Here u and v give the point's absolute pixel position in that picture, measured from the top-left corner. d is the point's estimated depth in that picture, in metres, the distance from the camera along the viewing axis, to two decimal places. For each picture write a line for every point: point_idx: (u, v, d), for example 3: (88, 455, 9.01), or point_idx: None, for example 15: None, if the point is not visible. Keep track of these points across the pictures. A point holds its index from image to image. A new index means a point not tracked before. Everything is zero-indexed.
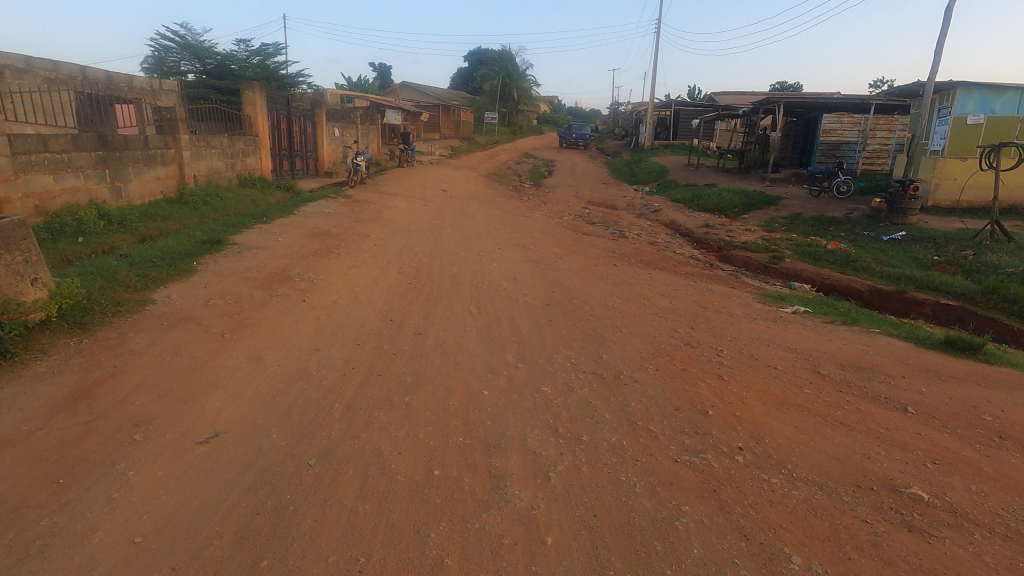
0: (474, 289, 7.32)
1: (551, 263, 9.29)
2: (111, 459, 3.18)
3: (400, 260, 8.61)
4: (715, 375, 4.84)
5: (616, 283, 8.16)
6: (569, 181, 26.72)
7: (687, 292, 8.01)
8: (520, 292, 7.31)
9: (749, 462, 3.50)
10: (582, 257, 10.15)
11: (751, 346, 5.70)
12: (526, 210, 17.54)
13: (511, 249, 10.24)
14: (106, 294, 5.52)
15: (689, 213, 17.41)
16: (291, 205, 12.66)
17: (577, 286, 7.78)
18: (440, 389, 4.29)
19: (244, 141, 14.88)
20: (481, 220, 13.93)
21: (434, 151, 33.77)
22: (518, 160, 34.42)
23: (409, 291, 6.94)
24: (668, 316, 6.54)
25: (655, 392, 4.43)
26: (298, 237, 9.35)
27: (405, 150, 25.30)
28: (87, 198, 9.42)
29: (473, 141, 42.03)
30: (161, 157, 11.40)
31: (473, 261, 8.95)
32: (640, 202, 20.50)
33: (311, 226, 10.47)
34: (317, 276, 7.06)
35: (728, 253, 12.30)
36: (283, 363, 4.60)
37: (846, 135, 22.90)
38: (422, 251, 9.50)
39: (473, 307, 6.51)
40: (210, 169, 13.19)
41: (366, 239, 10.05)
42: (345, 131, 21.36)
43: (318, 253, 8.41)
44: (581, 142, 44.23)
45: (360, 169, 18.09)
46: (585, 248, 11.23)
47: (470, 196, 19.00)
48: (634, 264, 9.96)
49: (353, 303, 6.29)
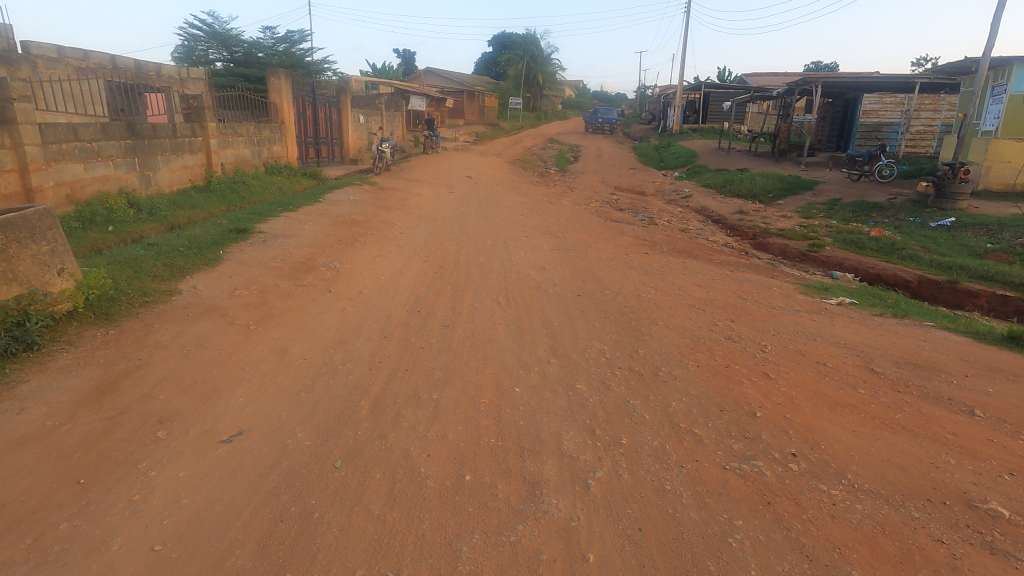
0: (502, 279, 7.11)
1: (580, 251, 9.02)
2: (133, 458, 3.07)
3: (426, 249, 8.45)
4: (761, 373, 4.55)
5: (649, 273, 7.85)
6: (596, 167, 26.20)
7: (724, 282, 7.67)
8: (550, 282, 7.07)
9: (804, 470, 3.24)
10: (611, 245, 9.83)
11: (796, 341, 5.37)
12: (552, 197, 17.20)
13: (539, 237, 10.00)
14: (132, 284, 5.47)
15: (722, 199, 16.87)
16: (317, 193, 12.63)
17: (609, 276, 7.50)
18: (470, 386, 4.10)
19: (270, 129, 14.86)
20: (507, 208, 13.67)
21: (459, 137, 33.51)
22: (543, 146, 33.92)
23: (436, 281, 6.77)
24: (705, 308, 6.24)
25: (697, 391, 4.17)
26: (324, 226, 9.24)
27: (430, 136, 25.17)
28: (117, 186, 9.47)
29: (498, 127, 41.63)
30: (189, 145, 11.42)
31: (501, 250, 8.75)
32: (669, 188, 19.95)
33: (337, 214, 10.36)
34: (342, 265, 6.93)
35: (764, 240, 11.84)
36: (308, 356, 4.47)
37: (888, 116, 21.90)
38: (448, 239, 9.31)
39: (502, 298, 6.31)
40: (237, 157, 13.23)
41: (391, 227, 9.90)
42: (369, 118, 21.25)
43: (344, 242, 8.29)
44: (606, 127, 43.50)
45: (386, 156, 18.00)
46: (615, 236, 10.89)
47: (496, 182, 18.72)
48: (666, 252, 9.63)
49: (379, 293, 6.14)
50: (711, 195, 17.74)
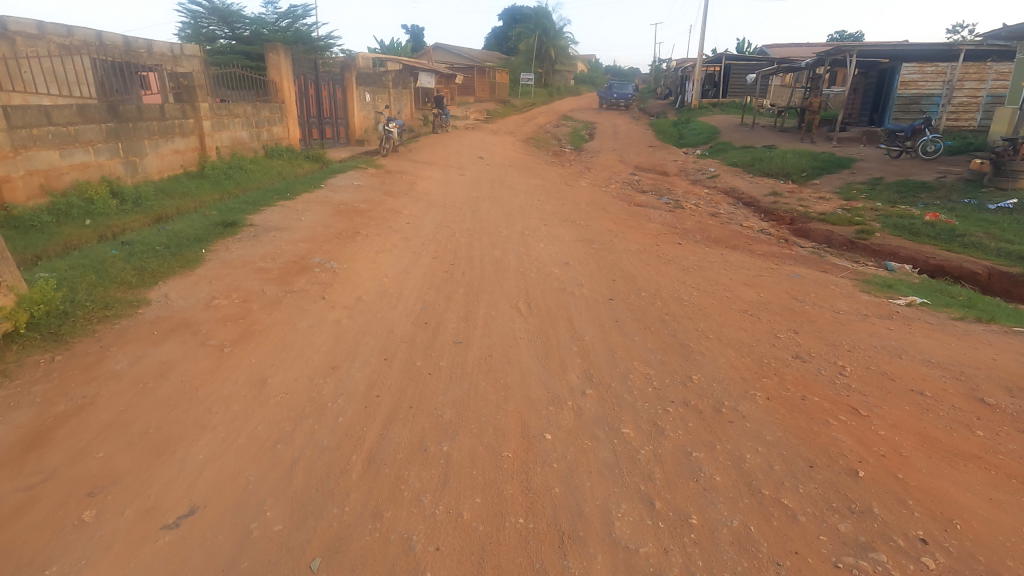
0: (521, 278, 6.25)
1: (607, 242, 8.11)
2: (45, 558, 2.31)
3: (436, 242, 7.60)
4: (848, 409, 3.67)
5: (687, 268, 6.94)
6: (613, 145, 25.04)
7: (773, 279, 6.75)
8: (575, 282, 6.20)
9: (944, 570, 2.40)
10: (639, 233, 8.91)
11: (878, 359, 4.47)
12: (570, 178, 16.19)
13: (558, 226, 9.10)
14: (92, 294, 4.69)
15: (751, 179, 15.76)
16: (318, 178, 11.79)
17: (643, 273, 6.60)
18: (489, 433, 3.27)
19: (270, 109, 13.98)
20: (522, 191, 12.74)
21: (470, 115, 32.36)
22: (556, 124, 32.62)
23: (446, 283, 5.93)
24: (760, 315, 5.33)
25: (775, 436, 3.32)
26: (323, 216, 8.41)
27: (439, 115, 24.15)
28: (99, 174, 8.70)
29: (509, 104, 40.29)
30: (180, 128, 10.60)
31: (518, 242, 7.87)
32: (692, 167, 18.82)
33: (338, 202, 9.51)
34: (340, 265, 6.11)
35: (805, 226, 10.82)
36: (292, 388, 3.68)
37: (928, 88, 20.41)
38: (459, 229, 8.43)
39: (522, 304, 5.45)
40: (233, 140, 12.38)
41: (397, 216, 9.04)
42: (376, 96, 20.23)
43: (344, 235, 7.45)
44: (622, 103, 42.00)
45: (393, 137, 17.05)
46: (641, 222, 9.95)
47: (509, 163, 17.73)
48: (701, 242, 8.70)
49: (382, 299, 5.32)
50: (739, 174, 16.61)
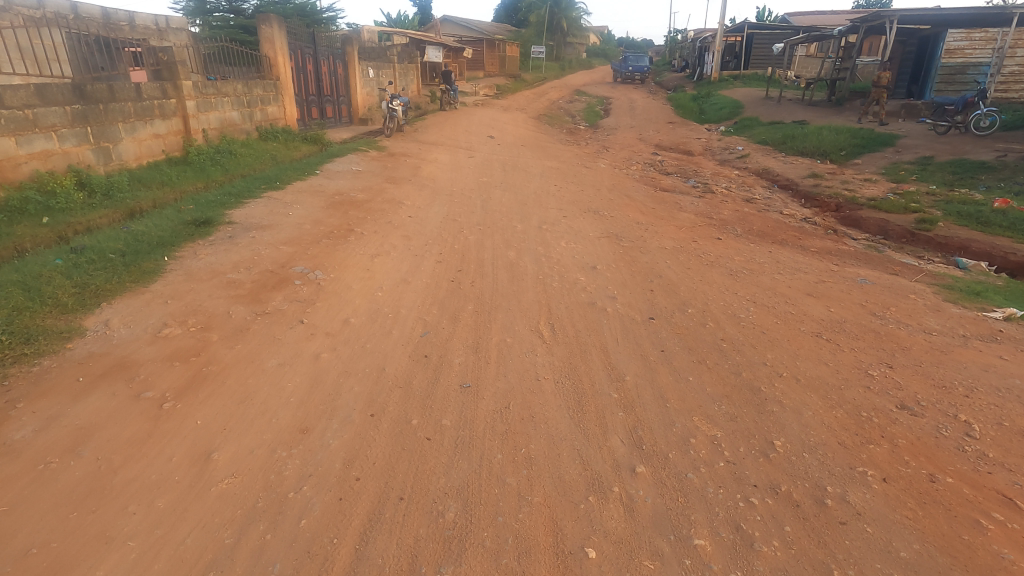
0: (541, 288, 5.26)
1: (638, 239, 7.07)
2: None
3: (441, 240, 6.61)
4: (1001, 500, 2.67)
5: (735, 273, 5.91)
6: (630, 122, 23.68)
7: (839, 286, 5.70)
8: (606, 293, 5.19)
9: None
10: (672, 227, 7.85)
11: (1009, 409, 3.45)
12: (587, 159, 15.03)
13: (580, 218, 8.05)
14: (12, 323, 3.77)
15: (786, 159, 14.50)
16: (314, 163, 10.80)
17: (685, 281, 5.58)
18: (509, 551, 2.34)
19: (263, 87, 12.91)
20: (537, 176, 11.65)
21: (479, 90, 30.96)
22: (569, 99, 31.14)
23: (451, 297, 4.96)
24: (840, 341, 4.31)
25: (913, 554, 2.35)
26: (314, 209, 7.43)
27: (447, 91, 22.91)
28: (64, 163, 7.79)
29: (521, 78, 38.70)
30: (160, 109, 9.62)
31: (536, 239, 6.87)
32: (718, 145, 17.54)
33: (333, 191, 8.52)
34: (326, 274, 5.16)
35: (854, 214, 9.68)
36: (244, 467, 2.76)
37: (975, 56, 18.82)
38: (468, 223, 7.43)
39: (545, 326, 4.48)
40: (222, 121, 11.39)
41: (398, 207, 8.04)
42: (379, 72, 19.04)
43: (335, 233, 6.49)
44: (637, 76, 40.26)
45: (397, 116, 15.93)
46: (672, 212, 8.87)
47: (522, 143, 16.57)
48: (743, 236, 7.64)
49: (373, 323, 4.37)
50: (771, 154, 15.33)
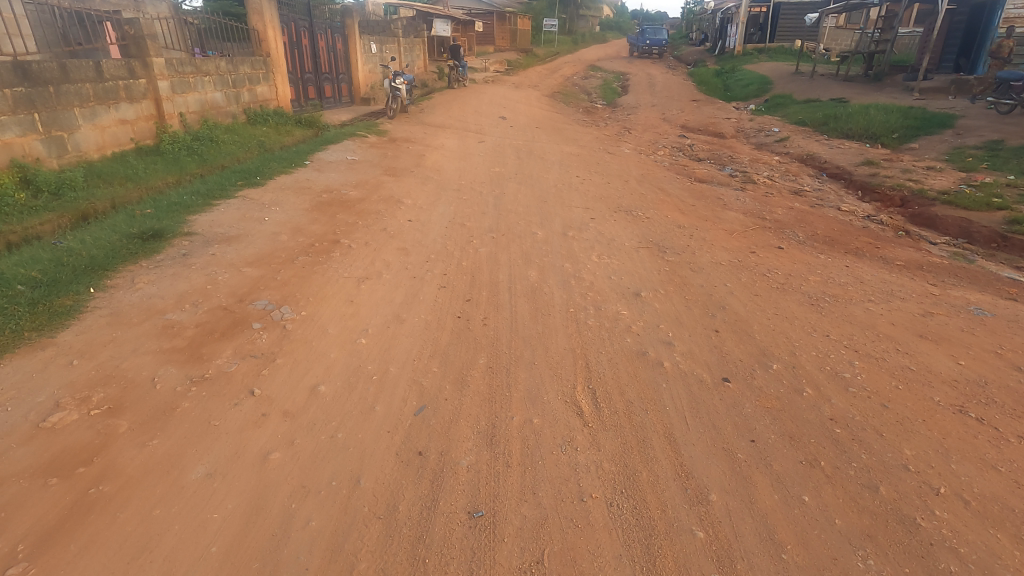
0: (574, 329, 4.06)
1: (685, 251, 5.83)
2: None
3: (446, 254, 5.42)
4: None
5: (817, 302, 4.67)
6: (652, 100, 22.10)
7: (954, 320, 4.46)
8: (659, 337, 3.99)
9: None
10: (722, 233, 6.59)
11: None
12: (609, 144, 13.65)
13: (611, 222, 6.81)
14: None
15: (832, 143, 13.03)
16: (305, 150, 9.57)
17: (756, 317, 4.35)
18: None
19: (251, 64, 11.62)
20: (556, 164, 10.34)
21: (489, 66, 29.29)
22: (585, 75, 29.42)
23: (457, 345, 3.80)
24: (998, 424, 3.09)
25: None
26: (297, 213, 6.25)
27: (455, 67, 21.44)
28: (4, 156, 6.66)
29: (533, 53, 36.83)
30: (126, 91, 8.43)
31: (562, 251, 5.66)
32: (751, 126, 16.06)
33: (323, 188, 7.34)
34: (296, 311, 4.00)
35: (927, 212, 8.34)
36: None
37: None
38: (479, 229, 6.23)
39: (584, 395, 3.29)
40: (203, 103, 10.16)
41: (396, 207, 6.83)
42: (382, 47, 17.60)
43: (316, 247, 5.31)
44: (655, 50, 38.30)
45: (401, 95, 14.58)
46: (717, 211, 7.59)
47: (537, 125, 15.18)
48: (808, 244, 6.37)
49: (351, 393, 3.22)
50: (813, 137, 13.86)
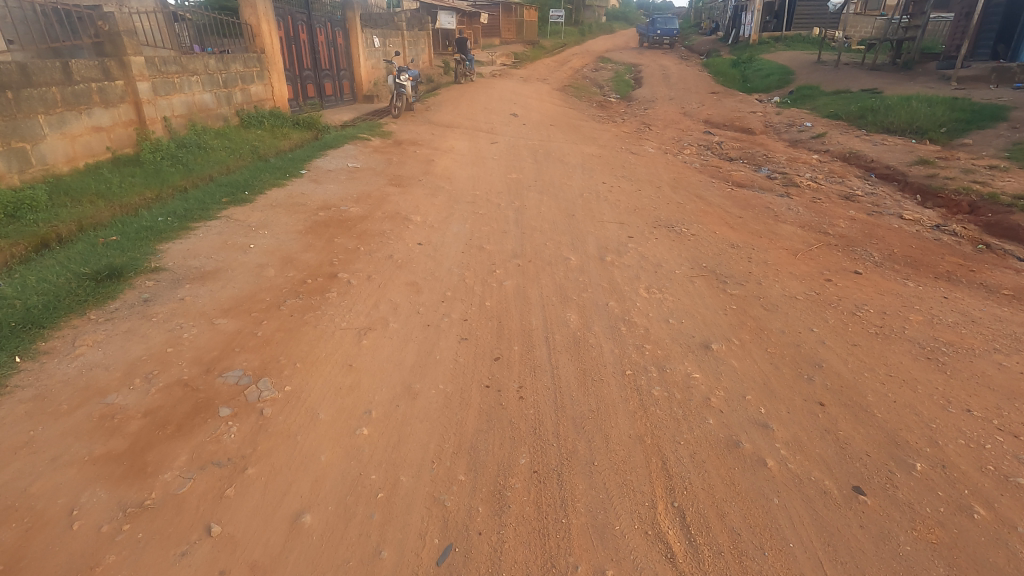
0: (638, 405, 3.14)
1: (749, 281, 4.89)
2: None
3: (465, 290, 4.50)
4: None
5: (934, 354, 3.73)
6: (669, 92, 21.03)
7: None
8: (750, 416, 3.06)
9: None
10: (784, 255, 5.65)
11: None
12: (631, 142, 12.67)
13: (653, 241, 5.87)
14: None
15: (874, 139, 11.99)
16: (302, 156, 8.65)
17: (867, 380, 3.41)
18: None
19: (244, 61, 10.69)
20: (578, 167, 9.40)
21: (495, 59, 28.25)
22: (595, 67, 28.33)
23: (488, 433, 2.89)
24: None
25: None
26: (288, 237, 5.35)
27: (462, 60, 20.44)
28: None
29: (540, 45, 35.70)
30: (100, 95, 7.53)
31: (603, 284, 4.73)
32: (780, 120, 15.01)
33: (320, 203, 6.43)
34: (276, 386, 3.09)
35: (1003, 220, 7.36)
36: None
37: None
38: (501, 254, 5.32)
39: (670, 524, 2.38)
40: (190, 105, 9.26)
41: (404, 226, 5.92)
42: (386, 40, 16.63)
43: (309, 284, 4.40)
44: (666, 40, 37.08)
45: (405, 93, 13.52)
46: (770, 224, 6.64)
47: (551, 122, 14.20)
48: (888, 267, 5.42)
49: (348, 525, 2.33)
50: (852, 132, 12.81)
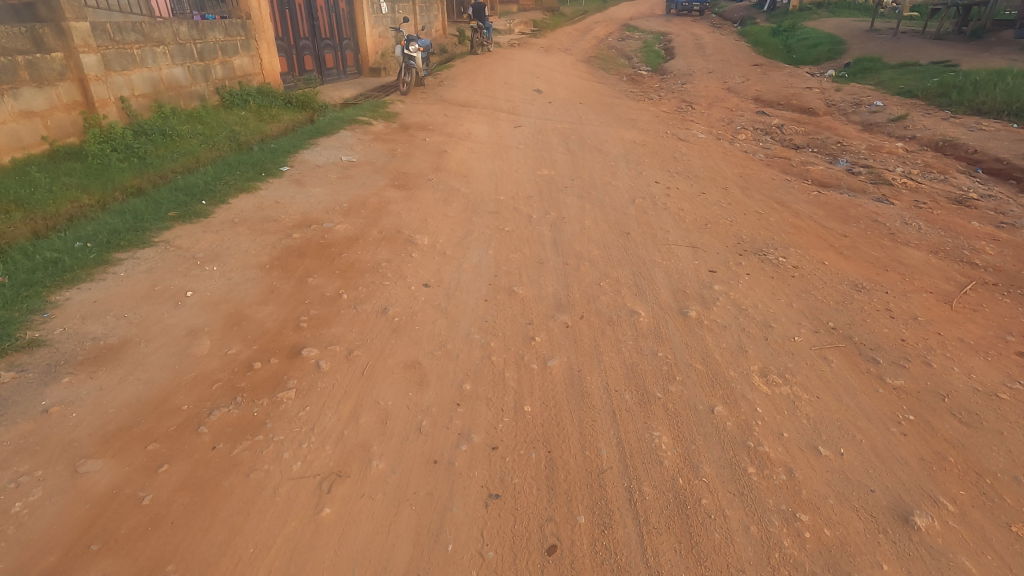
0: None
1: (911, 358, 3.30)
2: None
3: (495, 380, 2.98)
4: None
5: None
6: (707, 64, 18.97)
7: None
8: None
9: None
10: (935, 305, 4.03)
11: None
12: (675, 124, 10.91)
13: (747, 278, 4.28)
14: None
15: (967, 123, 10.12)
16: (285, 146, 7.05)
17: None
18: None
19: (225, 28, 8.99)
20: (621, 159, 7.75)
21: (513, 27, 26.13)
22: (622, 36, 26.14)
23: None
24: None
25: None
26: (244, 277, 3.85)
27: (478, 28, 18.49)
28: None
29: (559, 12, 33.21)
30: (30, 71, 6.01)
31: (697, 364, 3.18)
32: (845, 97, 13.06)
33: (297, 218, 4.91)
34: None
35: None
36: None
37: None
38: (541, 304, 3.77)
39: None
40: (155, 82, 7.68)
41: (406, 254, 4.39)
42: (394, 4, 14.78)
43: (255, 371, 2.88)
44: (696, 6, 34.42)
45: (415, 66, 11.82)
46: (892, 249, 4.99)
47: (581, 100, 12.40)
48: None
49: None
50: (937, 114, 10.90)
